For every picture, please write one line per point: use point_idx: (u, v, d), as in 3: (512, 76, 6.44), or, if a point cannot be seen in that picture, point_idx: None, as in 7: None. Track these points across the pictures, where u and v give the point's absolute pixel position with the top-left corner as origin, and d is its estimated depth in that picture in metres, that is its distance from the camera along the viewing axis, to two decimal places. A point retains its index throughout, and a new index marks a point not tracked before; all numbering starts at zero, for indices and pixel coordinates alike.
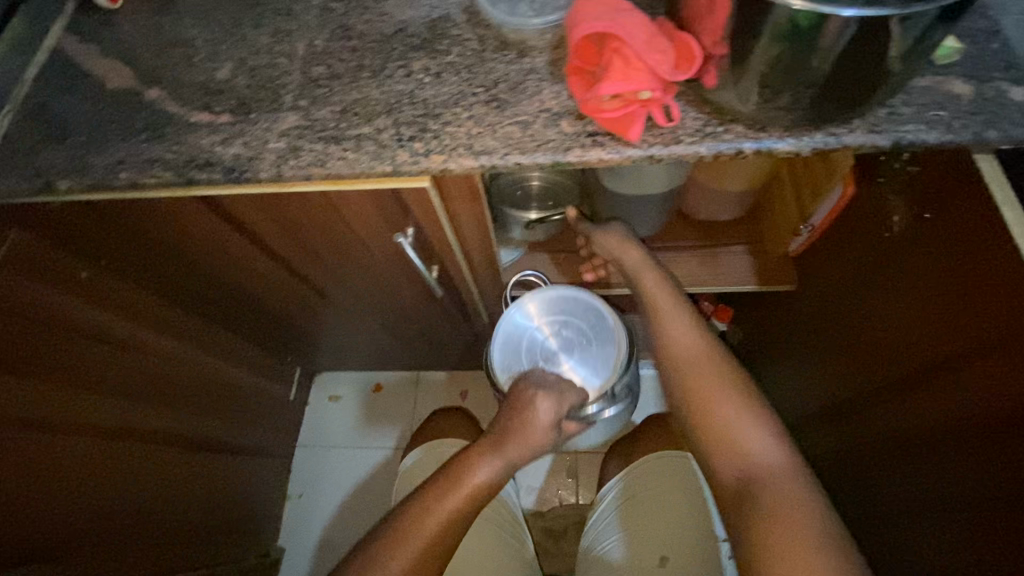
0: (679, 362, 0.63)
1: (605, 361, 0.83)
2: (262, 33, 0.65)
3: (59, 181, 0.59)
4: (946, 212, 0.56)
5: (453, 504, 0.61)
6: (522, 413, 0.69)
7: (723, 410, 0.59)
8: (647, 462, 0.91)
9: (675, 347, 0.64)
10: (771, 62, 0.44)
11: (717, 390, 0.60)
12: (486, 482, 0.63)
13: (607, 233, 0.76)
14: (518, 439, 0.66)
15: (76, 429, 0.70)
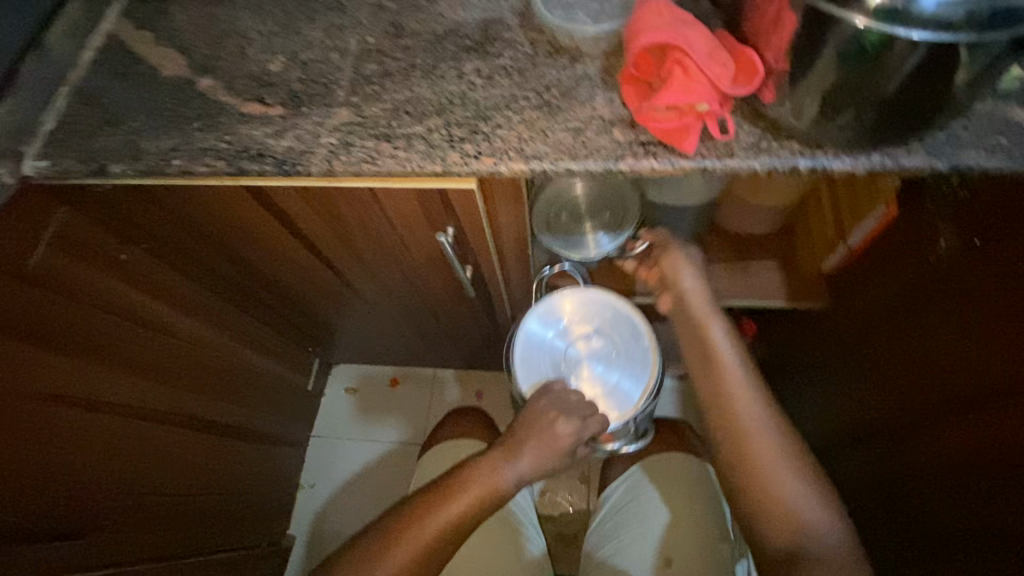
0: (739, 417, 0.62)
1: (633, 383, 0.76)
2: (315, 28, 0.66)
3: (113, 165, 0.60)
4: (994, 239, 0.55)
5: (457, 512, 0.64)
6: (536, 427, 0.68)
7: (778, 482, 0.60)
8: (655, 463, 0.91)
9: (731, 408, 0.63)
10: (834, 81, 0.44)
11: (776, 464, 0.60)
12: (494, 489, 0.65)
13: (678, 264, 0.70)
14: (528, 453, 0.67)
15: (109, 408, 0.71)
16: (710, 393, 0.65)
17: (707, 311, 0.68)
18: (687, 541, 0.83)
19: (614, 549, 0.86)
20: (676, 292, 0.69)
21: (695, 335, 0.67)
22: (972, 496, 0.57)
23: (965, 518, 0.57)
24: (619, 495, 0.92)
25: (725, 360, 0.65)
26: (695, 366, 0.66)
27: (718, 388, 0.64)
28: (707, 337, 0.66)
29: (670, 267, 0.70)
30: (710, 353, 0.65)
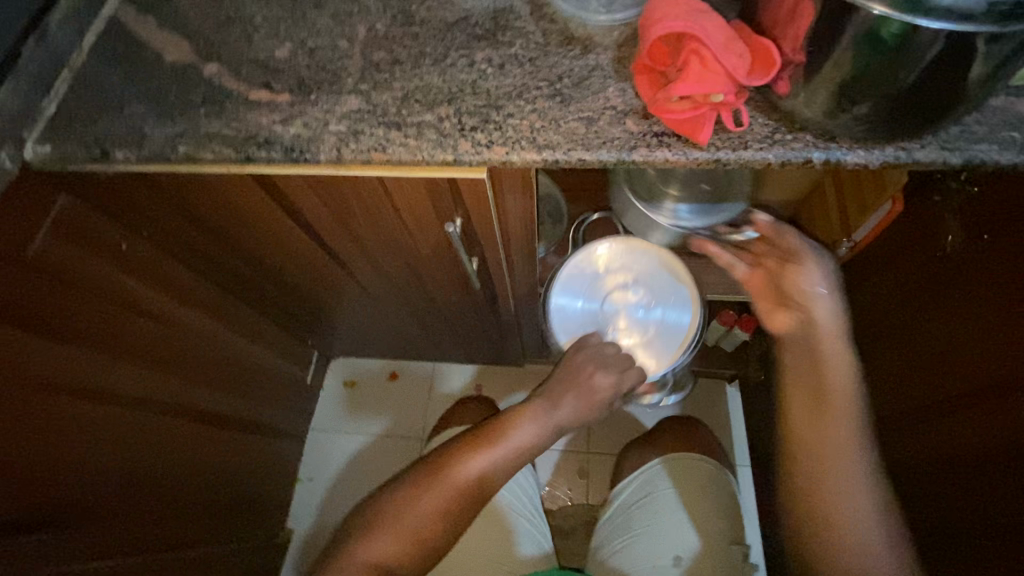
0: (836, 462, 0.59)
1: (667, 330, 0.81)
2: (323, 14, 0.65)
3: (116, 150, 0.59)
4: (1002, 234, 0.55)
5: (489, 454, 0.69)
6: (572, 376, 0.74)
7: (849, 505, 0.58)
8: (669, 462, 0.91)
9: (825, 429, 0.60)
10: (852, 73, 0.43)
11: (853, 488, 0.58)
12: (530, 433, 0.71)
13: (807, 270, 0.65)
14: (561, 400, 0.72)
15: (107, 397, 0.71)
16: (812, 425, 0.61)
17: (835, 341, 0.62)
18: (696, 540, 0.83)
19: (622, 544, 0.86)
20: (803, 314, 0.64)
21: (812, 362, 0.62)
22: (986, 492, 0.57)
23: (982, 514, 0.57)
24: (631, 491, 0.92)
25: (840, 398, 0.60)
26: (801, 393, 0.62)
27: (824, 423, 0.60)
28: (827, 373, 0.61)
29: (801, 286, 0.65)
30: (825, 385, 0.61)
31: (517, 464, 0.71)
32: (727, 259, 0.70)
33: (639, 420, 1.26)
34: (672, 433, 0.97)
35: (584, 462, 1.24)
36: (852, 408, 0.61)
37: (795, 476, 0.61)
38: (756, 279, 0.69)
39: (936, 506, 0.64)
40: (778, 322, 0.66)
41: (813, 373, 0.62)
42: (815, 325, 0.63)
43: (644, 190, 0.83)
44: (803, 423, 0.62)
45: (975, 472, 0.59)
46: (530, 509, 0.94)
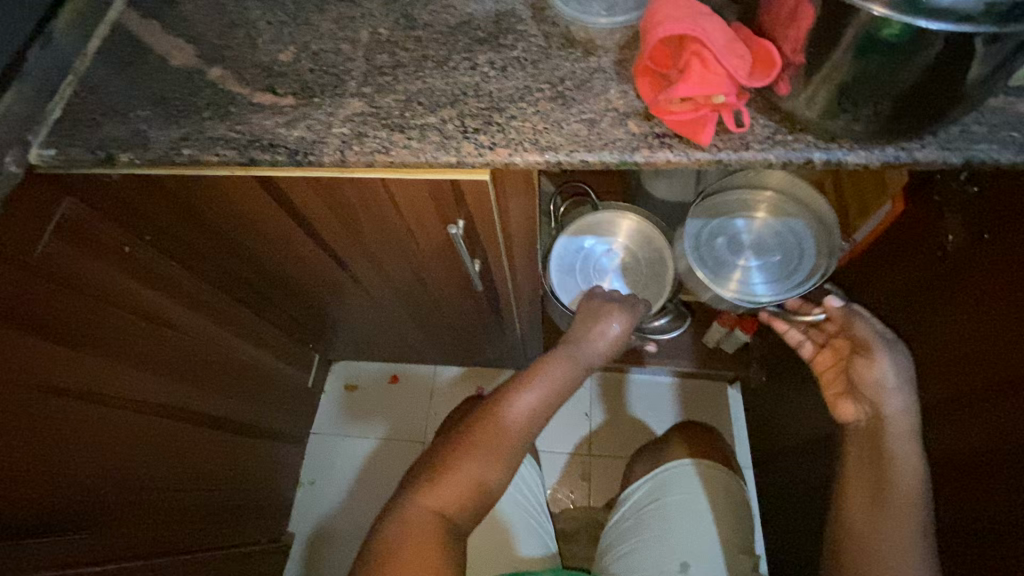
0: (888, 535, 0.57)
1: (654, 282, 0.90)
2: (326, 18, 0.66)
3: (121, 154, 0.59)
4: (1003, 234, 0.56)
5: (529, 399, 0.66)
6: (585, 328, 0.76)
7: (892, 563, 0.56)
8: (678, 468, 0.91)
9: (883, 511, 0.59)
10: (853, 73, 0.44)
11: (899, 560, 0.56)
12: (563, 370, 0.69)
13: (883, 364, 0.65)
14: (580, 348, 0.73)
15: (110, 401, 0.70)
16: (862, 511, 0.60)
17: (904, 437, 0.61)
18: (704, 547, 0.83)
19: (628, 548, 0.86)
20: (871, 408, 0.64)
21: (872, 450, 0.62)
22: (991, 492, 0.57)
23: (989, 515, 0.57)
24: (640, 496, 0.92)
25: (902, 492, 0.59)
26: (858, 483, 0.62)
27: (878, 512, 0.59)
28: (890, 463, 0.61)
29: (868, 376, 0.64)
30: (884, 476, 0.60)
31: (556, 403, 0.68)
32: (797, 339, 0.76)
33: (641, 422, 1.26)
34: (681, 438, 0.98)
35: (586, 465, 1.24)
36: (913, 507, 0.59)
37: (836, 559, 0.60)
38: (823, 362, 0.74)
39: (939, 507, 0.64)
40: (845, 409, 0.67)
41: (871, 462, 0.62)
42: (881, 415, 0.63)
43: (709, 260, 0.83)
44: (856, 508, 0.61)
45: (978, 472, 0.59)
46: (539, 510, 0.94)
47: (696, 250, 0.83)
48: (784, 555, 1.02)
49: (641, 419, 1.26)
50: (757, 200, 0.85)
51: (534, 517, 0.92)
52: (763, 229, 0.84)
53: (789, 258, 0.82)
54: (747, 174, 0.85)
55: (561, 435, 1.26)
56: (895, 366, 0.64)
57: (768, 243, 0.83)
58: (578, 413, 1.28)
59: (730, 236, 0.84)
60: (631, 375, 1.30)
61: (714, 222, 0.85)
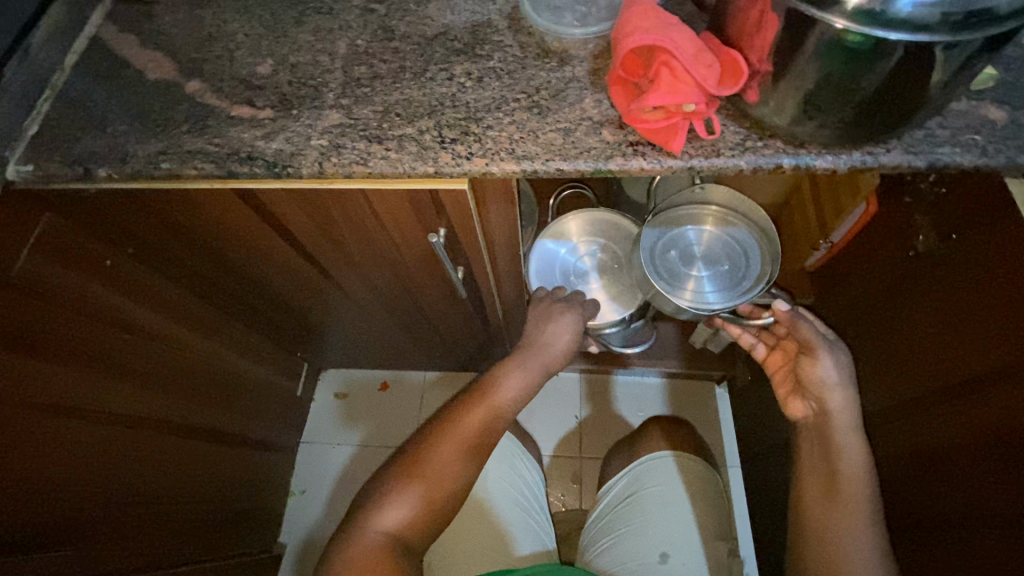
0: (838, 525, 0.62)
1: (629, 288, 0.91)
2: (304, 31, 0.66)
3: (98, 169, 0.59)
4: (971, 234, 0.57)
5: (509, 390, 0.71)
6: (549, 319, 0.80)
7: (844, 552, 0.60)
8: (650, 461, 0.92)
9: (836, 504, 0.64)
10: (817, 81, 0.45)
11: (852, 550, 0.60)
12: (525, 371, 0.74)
13: (833, 361, 0.70)
14: (548, 339, 0.77)
15: (96, 415, 0.70)
16: (820, 507, 0.65)
17: (848, 430, 0.67)
18: (681, 537, 0.84)
19: (609, 543, 0.86)
20: (817, 403, 0.70)
21: (823, 445, 0.67)
22: (964, 487, 0.58)
23: (963, 508, 0.58)
24: (618, 490, 0.93)
25: (851, 483, 0.64)
26: (814, 480, 0.67)
27: (834, 506, 0.64)
28: (840, 458, 0.66)
29: (813, 374, 0.70)
30: (835, 471, 0.65)
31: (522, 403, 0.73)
32: (750, 339, 0.81)
33: (630, 423, 1.27)
34: (656, 433, 0.99)
35: (576, 467, 1.24)
36: (863, 498, 0.64)
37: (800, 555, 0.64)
38: (774, 362, 0.79)
39: (916, 502, 0.65)
40: (795, 407, 0.73)
41: (823, 458, 0.67)
42: (828, 411, 0.68)
43: (664, 270, 0.81)
44: (813, 505, 0.65)
45: (951, 466, 0.60)
46: (538, 509, 0.95)
47: (652, 261, 0.81)
48: (772, 552, 1.03)
49: (629, 420, 1.27)
50: (703, 215, 0.86)
51: (526, 512, 0.92)
52: (710, 241, 0.84)
53: (737, 269, 0.82)
54: (695, 189, 0.85)
55: (549, 437, 1.27)
56: (837, 364, 0.70)
57: (717, 254, 0.83)
58: (561, 415, 1.29)
59: (681, 247, 0.83)
60: (617, 375, 1.31)
61: (666, 234, 0.84)
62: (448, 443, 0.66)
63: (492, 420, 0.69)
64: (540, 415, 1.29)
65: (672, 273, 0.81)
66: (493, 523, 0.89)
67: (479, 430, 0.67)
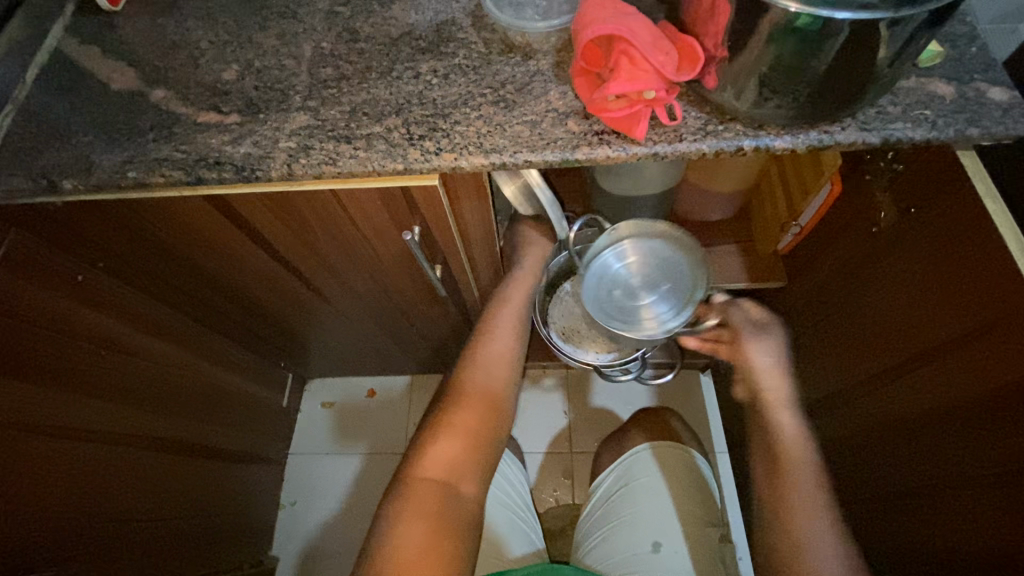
0: (795, 498, 0.67)
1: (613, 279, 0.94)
2: (268, 35, 0.66)
3: (63, 181, 0.59)
4: (929, 207, 0.59)
5: (490, 376, 0.75)
6: (508, 302, 0.80)
7: (803, 528, 0.65)
8: (651, 449, 0.93)
9: (787, 477, 0.68)
10: (770, 63, 0.46)
11: (806, 522, 0.65)
12: (501, 351, 0.77)
13: (761, 342, 0.75)
14: (511, 320, 0.79)
15: (72, 433, 0.69)
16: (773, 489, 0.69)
17: (781, 408, 0.72)
18: (674, 525, 0.84)
19: (603, 534, 0.88)
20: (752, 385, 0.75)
21: (761, 421, 0.73)
22: (934, 453, 0.60)
23: (932, 472, 0.60)
24: (610, 482, 0.94)
25: (793, 459, 0.69)
26: (764, 461, 0.71)
27: (784, 488, 0.68)
28: (780, 433, 0.71)
29: (745, 360, 0.74)
30: (780, 447, 0.70)
31: (501, 379, 0.76)
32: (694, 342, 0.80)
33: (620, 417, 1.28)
34: (642, 426, 1.00)
35: (567, 463, 1.25)
36: (808, 470, 0.68)
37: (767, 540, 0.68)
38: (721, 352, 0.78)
39: (892, 470, 0.67)
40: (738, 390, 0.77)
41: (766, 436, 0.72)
42: (763, 396, 0.73)
43: (615, 312, 0.74)
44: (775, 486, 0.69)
45: (920, 433, 0.62)
46: (525, 508, 0.95)
47: (602, 310, 0.74)
48: None
49: (618, 412, 1.28)
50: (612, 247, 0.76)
51: (515, 514, 0.92)
52: (639, 263, 0.75)
53: (674, 280, 0.75)
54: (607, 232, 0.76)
55: (539, 434, 1.27)
56: (761, 352, 0.74)
57: (656, 275, 0.75)
58: (550, 412, 1.29)
59: (622, 283, 0.75)
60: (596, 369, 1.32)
61: (602, 277, 0.75)
62: (445, 435, 0.70)
63: (488, 405, 0.73)
64: (529, 413, 1.29)
65: (630, 313, 0.74)
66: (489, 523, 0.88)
67: (476, 422, 0.72)
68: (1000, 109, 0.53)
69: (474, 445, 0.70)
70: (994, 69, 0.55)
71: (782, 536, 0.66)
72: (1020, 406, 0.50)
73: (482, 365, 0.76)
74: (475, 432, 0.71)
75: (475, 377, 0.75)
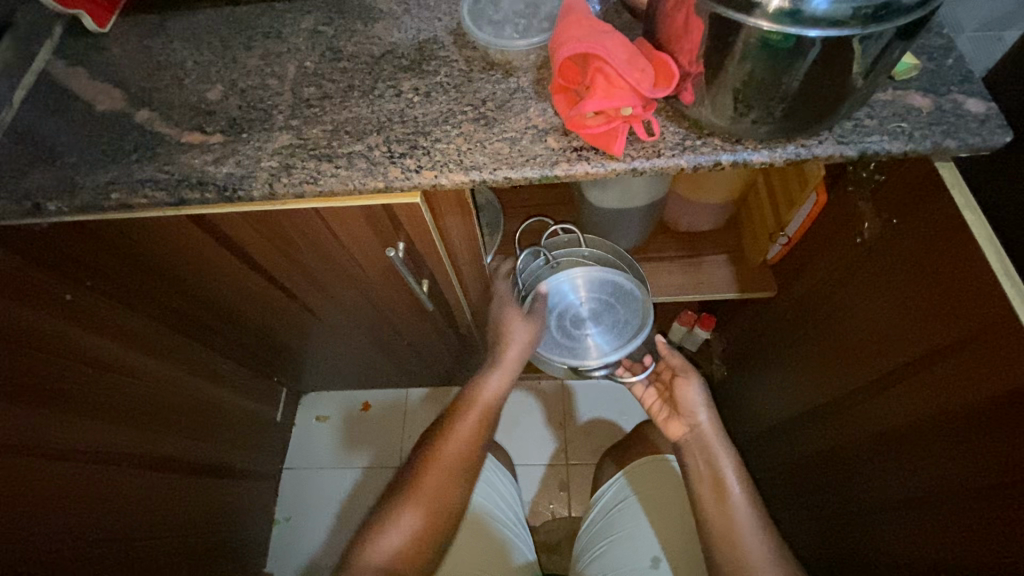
0: (742, 535, 0.63)
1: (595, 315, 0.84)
2: (253, 55, 0.67)
3: (48, 203, 0.59)
4: (911, 217, 0.59)
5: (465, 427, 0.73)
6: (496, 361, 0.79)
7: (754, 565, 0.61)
8: (652, 460, 0.91)
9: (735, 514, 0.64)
10: (743, 80, 0.46)
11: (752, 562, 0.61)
12: (482, 410, 0.75)
13: (695, 385, 0.75)
14: (500, 385, 0.77)
15: (61, 453, 0.68)
16: (715, 510, 0.65)
17: (718, 436, 0.71)
18: (672, 539, 0.83)
19: (603, 549, 0.87)
20: (690, 420, 0.74)
21: (705, 453, 0.70)
22: (918, 466, 0.59)
23: (918, 485, 0.60)
24: (611, 495, 0.94)
25: (730, 490, 0.66)
26: (704, 490, 0.67)
27: (727, 516, 0.64)
28: (723, 470, 0.68)
29: (684, 393, 0.74)
30: (721, 475, 0.67)
31: (476, 436, 0.73)
32: (652, 402, 0.79)
33: (614, 426, 1.27)
34: (639, 439, 0.99)
35: (563, 475, 1.24)
36: (749, 507, 0.65)
37: (712, 567, 0.63)
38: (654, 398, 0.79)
39: (881, 481, 0.66)
40: (674, 428, 0.75)
41: (710, 468, 0.69)
42: (700, 429, 0.72)
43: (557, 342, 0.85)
44: (746, 523, 0.64)
45: (906, 446, 0.61)
46: (516, 521, 0.94)
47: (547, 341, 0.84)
48: None
49: (616, 424, 1.27)
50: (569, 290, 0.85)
51: (509, 528, 0.91)
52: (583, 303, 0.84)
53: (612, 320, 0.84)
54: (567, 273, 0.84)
55: (535, 446, 1.27)
56: (697, 390, 0.74)
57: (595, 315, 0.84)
58: (546, 423, 1.29)
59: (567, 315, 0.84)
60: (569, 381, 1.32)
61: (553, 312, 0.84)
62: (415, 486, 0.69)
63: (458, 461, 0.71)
64: (526, 424, 1.29)
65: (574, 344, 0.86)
66: (488, 536, 0.87)
67: (443, 479, 0.70)
68: (977, 120, 0.53)
69: (440, 501, 0.69)
70: (970, 80, 0.55)
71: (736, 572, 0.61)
72: (998, 416, 0.49)
73: (465, 413, 0.75)
74: (441, 488, 0.69)
75: (444, 447, 0.72)
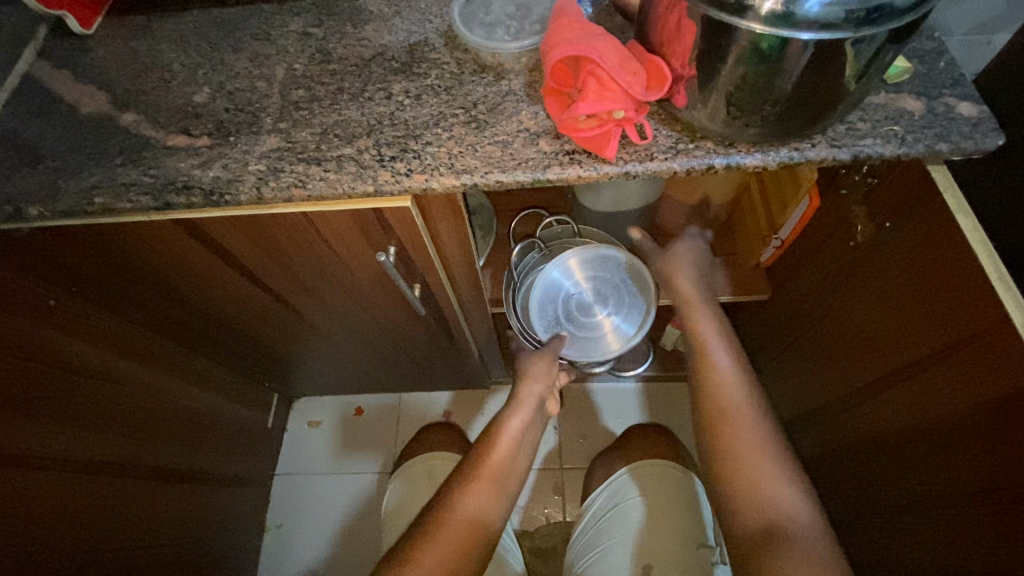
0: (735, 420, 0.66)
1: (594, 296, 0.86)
2: (241, 57, 0.66)
3: (30, 208, 0.58)
4: (904, 220, 0.59)
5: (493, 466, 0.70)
6: (517, 414, 0.78)
7: (757, 465, 0.62)
8: (644, 465, 0.91)
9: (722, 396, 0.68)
10: (736, 83, 0.46)
11: (756, 462, 0.63)
12: (509, 451, 0.73)
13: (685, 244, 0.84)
14: (522, 423, 0.77)
15: (43, 462, 0.67)
16: (705, 398, 0.69)
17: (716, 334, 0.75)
18: (663, 546, 0.82)
19: (594, 558, 0.86)
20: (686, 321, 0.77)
21: (699, 346, 0.74)
22: (914, 470, 0.59)
23: (914, 490, 0.59)
24: (601, 502, 0.92)
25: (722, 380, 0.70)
26: (696, 375, 0.72)
27: (717, 398, 0.68)
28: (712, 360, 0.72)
29: (677, 283, 0.80)
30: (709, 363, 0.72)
31: (502, 482, 0.70)
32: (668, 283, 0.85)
33: (609, 430, 1.26)
34: (634, 443, 0.98)
35: (558, 479, 1.23)
36: (743, 392, 0.69)
37: (704, 447, 0.67)
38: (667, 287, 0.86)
39: (878, 484, 0.66)
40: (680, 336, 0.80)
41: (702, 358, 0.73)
42: (693, 322, 0.76)
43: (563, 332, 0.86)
44: (743, 410, 0.67)
45: (902, 449, 0.61)
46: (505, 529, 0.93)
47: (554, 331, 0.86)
48: None
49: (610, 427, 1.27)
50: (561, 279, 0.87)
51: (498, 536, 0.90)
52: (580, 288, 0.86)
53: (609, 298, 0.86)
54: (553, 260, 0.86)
55: None
56: (684, 264, 0.81)
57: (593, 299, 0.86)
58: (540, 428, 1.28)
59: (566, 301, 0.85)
60: (591, 385, 1.31)
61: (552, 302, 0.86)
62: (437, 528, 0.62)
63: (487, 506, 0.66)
64: None
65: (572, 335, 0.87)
66: None
67: (470, 526, 0.63)
68: (970, 123, 0.53)
69: (470, 543, 0.62)
70: (962, 83, 0.55)
71: (730, 460, 0.63)
72: (992, 420, 0.49)
73: (495, 450, 0.72)
74: (470, 532, 0.63)
75: (472, 485, 0.67)
